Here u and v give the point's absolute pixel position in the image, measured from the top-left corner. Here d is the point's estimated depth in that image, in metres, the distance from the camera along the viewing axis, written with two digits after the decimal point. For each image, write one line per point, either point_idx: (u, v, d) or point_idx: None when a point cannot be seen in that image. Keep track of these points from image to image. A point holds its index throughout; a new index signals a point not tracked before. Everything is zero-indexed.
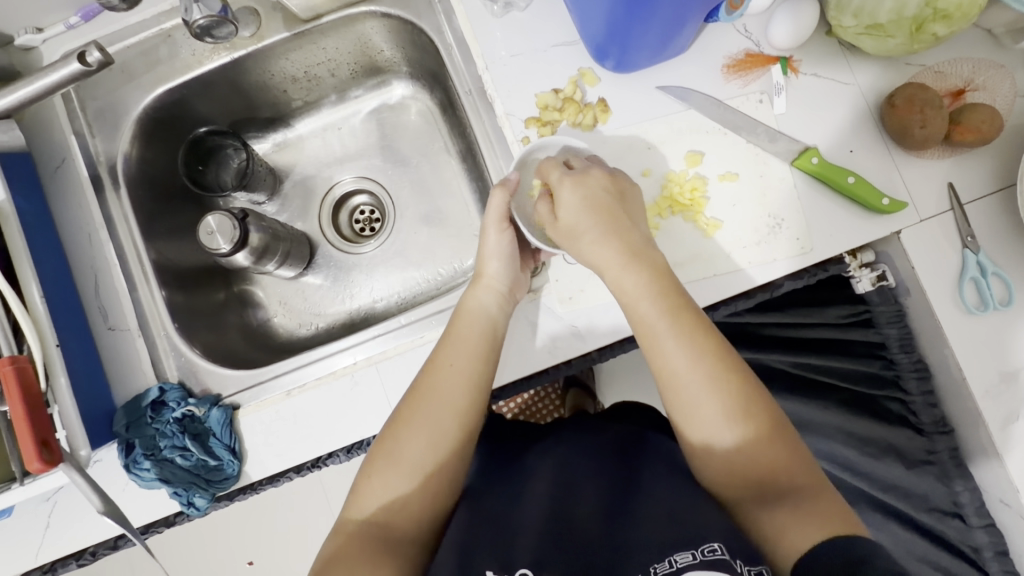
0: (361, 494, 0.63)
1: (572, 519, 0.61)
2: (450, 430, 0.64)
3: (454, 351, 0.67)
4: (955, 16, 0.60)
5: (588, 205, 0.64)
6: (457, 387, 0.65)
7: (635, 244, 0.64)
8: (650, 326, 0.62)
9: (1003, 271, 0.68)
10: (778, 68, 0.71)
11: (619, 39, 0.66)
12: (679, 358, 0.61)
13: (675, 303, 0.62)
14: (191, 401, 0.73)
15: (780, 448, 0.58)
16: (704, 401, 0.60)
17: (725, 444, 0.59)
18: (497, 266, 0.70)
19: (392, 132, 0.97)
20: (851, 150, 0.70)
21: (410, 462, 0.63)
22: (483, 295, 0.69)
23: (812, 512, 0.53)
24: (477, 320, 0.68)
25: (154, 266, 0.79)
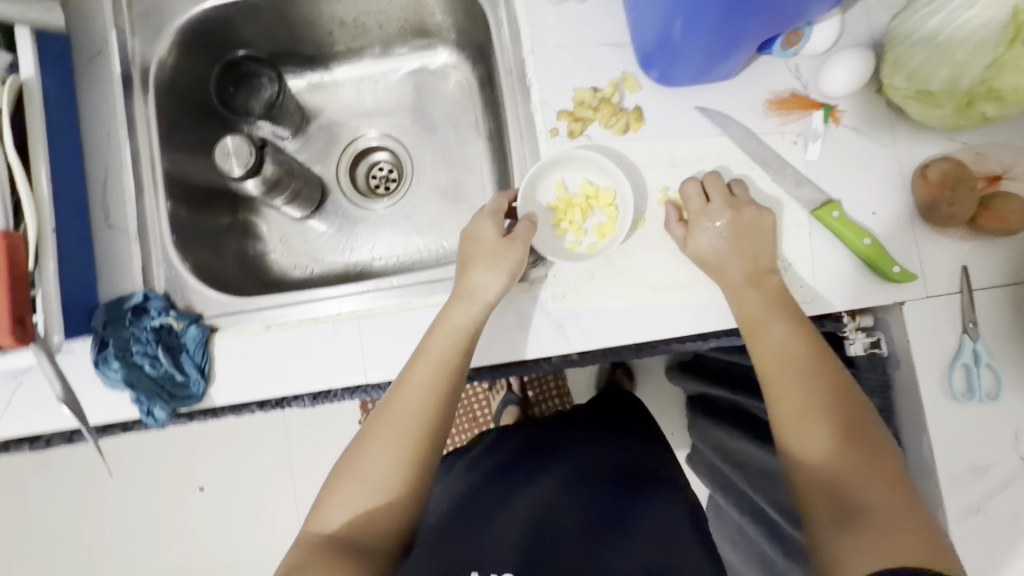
0: (326, 508, 0.62)
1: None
2: (415, 438, 0.63)
3: (425, 367, 0.66)
4: (1007, 99, 0.58)
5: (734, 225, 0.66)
6: (423, 398, 0.65)
7: (757, 260, 0.66)
8: (755, 316, 0.64)
9: (996, 364, 0.67)
10: (820, 114, 0.70)
11: (669, 50, 0.65)
12: (787, 349, 0.62)
13: (787, 305, 0.64)
14: (171, 313, 0.74)
15: (881, 461, 0.55)
16: (800, 392, 0.59)
17: (817, 440, 0.57)
18: (489, 280, 0.68)
19: (427, 97, 0.97)
20: (873, 212, 0.69)
21: (373, 478, 0.62)
22: (460, 310, 0.68)
23: (890, 532, 0.50)
24: (452, 334, 0.67)
25: (165, 176, 0.79)
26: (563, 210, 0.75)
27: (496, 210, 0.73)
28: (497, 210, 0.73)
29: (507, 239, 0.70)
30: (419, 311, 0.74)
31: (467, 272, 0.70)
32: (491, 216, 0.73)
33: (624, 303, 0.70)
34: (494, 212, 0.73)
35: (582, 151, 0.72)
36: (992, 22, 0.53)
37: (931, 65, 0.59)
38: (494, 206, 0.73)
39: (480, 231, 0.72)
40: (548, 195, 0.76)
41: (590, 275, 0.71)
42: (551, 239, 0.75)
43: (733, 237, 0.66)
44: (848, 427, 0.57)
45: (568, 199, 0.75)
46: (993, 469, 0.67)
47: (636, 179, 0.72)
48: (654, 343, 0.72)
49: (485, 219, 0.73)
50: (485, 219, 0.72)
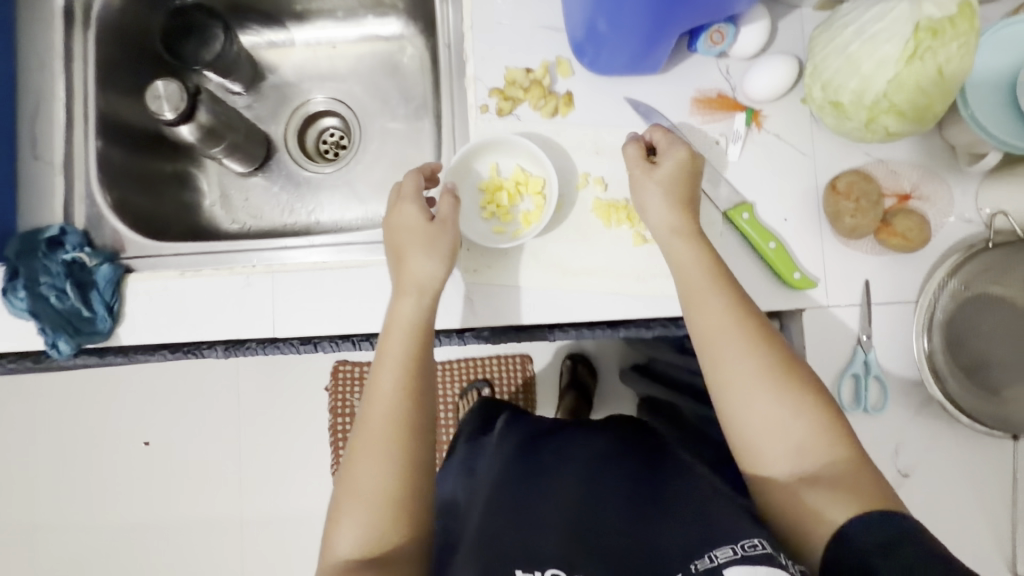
0: (335, 533, 0.58)
1: (595, 523, 0.59)
2: (398, 439, 0.60)
3: (389, 369, 0.62)
4: (907, 115, 0.59)
5: (670, 183, 0.65)
6: (393, 397, 0.61)
7: (689, 216, 0.64)
8: (694, 292, 0.62)
9: (884, 377, 0.69)
10: (742, 116, 0.71)
11: (595, 37, 0.66)
12: (727, 324, 0.60)
13: (721, 271, 0.62)
14: (86, 250, 0.74)
15: (829, 415, 0.57)
16: (745, 366, 0.58)
17: (769, 411, 0.57)
18: (429, 263, 0.64)
19: (382, 66, 0.97)
20: (785, 218, 0.70)
21: (368, 491, 0.58)
22: (399, 302, 0.64)
23: (849, 485, 0.53)
24: (406, 329, 0.63)
25: (98, 114, 0.79)
26: (491, 191, 0.74)
27: (415, 196, 0.68)
28: (418, 197, 0.68)
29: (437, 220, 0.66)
30: (332, 272, 0.74)
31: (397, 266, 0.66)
32: (411, 202, 0.67)
33: (534, 282, 0.72)
34: (413, 200, 0.67)
35: (510, 130, 0.73)
36: (896, 37, 0.55)
37: (841, 76, 0.60)
38: (412, 189, 0.68)
39: (403, 220, 0.67)
40: (479, 176, 0.75)
41: (504, 254, 0.72)
42: (477, 222, 0.74)
43: (671, 189, 0.65)
44: (794, 389, 0.57)
45: (497, 182, 0.74)
46: None
47: (560, 164, 0.73)
48: (564, 327, 0.75)
49: (406, 209, 0.67)
50: (408, 208, 0.67)
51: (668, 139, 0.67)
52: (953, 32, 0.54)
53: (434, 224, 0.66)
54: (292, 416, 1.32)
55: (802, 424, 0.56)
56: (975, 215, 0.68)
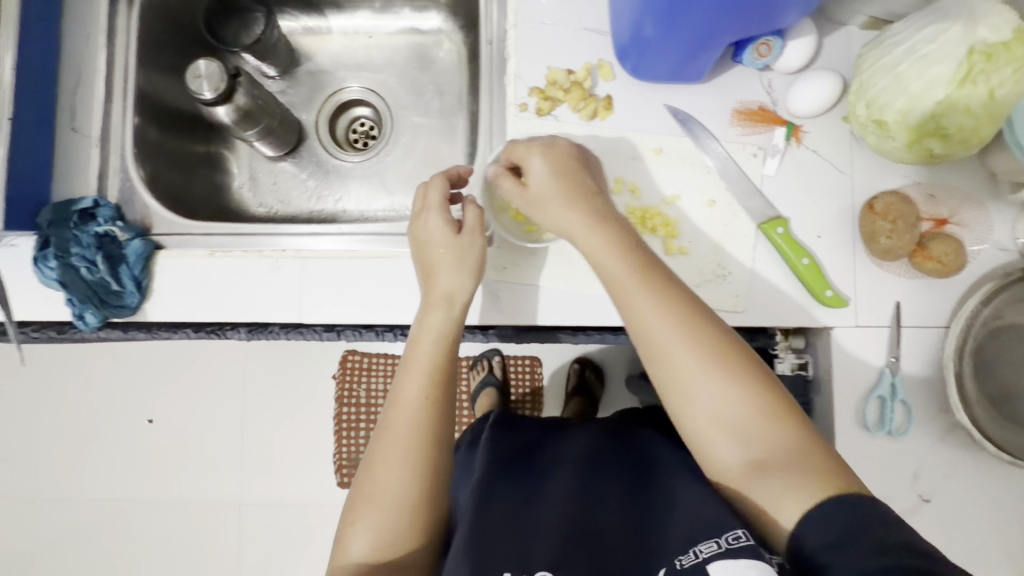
0: (348, 536, 0.57)
1: (591, 528, 0.55)
2: (420, 447, 0.58)
3: (416, 377, 0.60)
4: (953, 137, 0.59)
5: (552, 189, 0.60)
6: (415, 403, 0.59)
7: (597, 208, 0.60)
8: (621, 286, 0.57)
9: (910, 401, 0.68)
10: (782, 131, 0.71)
11: (641, 43, 0.65)
12: (660, 321, 0.55)
13: (648, 259, 0.58)
14: (118, 224, 0.74)
15: (768, 399, 0.53)
16: (681, 365, 0.54)
17: (712, 410, 0.53)
18: (458, 278, 0.63)
19: (418, 60, 0.97)
20: (819, 235, 0.70)
21: (389, 496, 0.57)
22: (428, 311, 0.62)
23: (803, 471, 0.50)
24: (435, 341, 0.61)
25: (137, 90, 0.79)
26: None
27: (440, 207, 0.65)
28: (442, 209, 0.65)
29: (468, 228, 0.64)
30: (362, 261, 0.74)
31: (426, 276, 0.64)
32: (439, 214, 0.65)
33: (563, 284, 0.72)
34: (436, 211, 0.65)
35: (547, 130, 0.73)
36: (950, 57, 0.55)
37: (888, 94, 0.60)
38: (437, 198, 0.65)
39: (431, 233, 0.65)
40: None
41: (534, 253, 0.72)
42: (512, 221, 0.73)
43: (560, 200, 0.60)
44: (732, 375, 0.53)
45: None
46: (890, 503, 0.68)
47: None
48: (588, 331, 0.81)
49: (431, 222, 0.65)
50: (435, 220, 0.65)
51: (525, 150, 0.62)
52: (1007, 56, 0.53)
53: (461, 236, 0.64)
54: (300, 401, 1.32)
55: (750, 414, 0.52)
56: (1011, 244, 0.68)
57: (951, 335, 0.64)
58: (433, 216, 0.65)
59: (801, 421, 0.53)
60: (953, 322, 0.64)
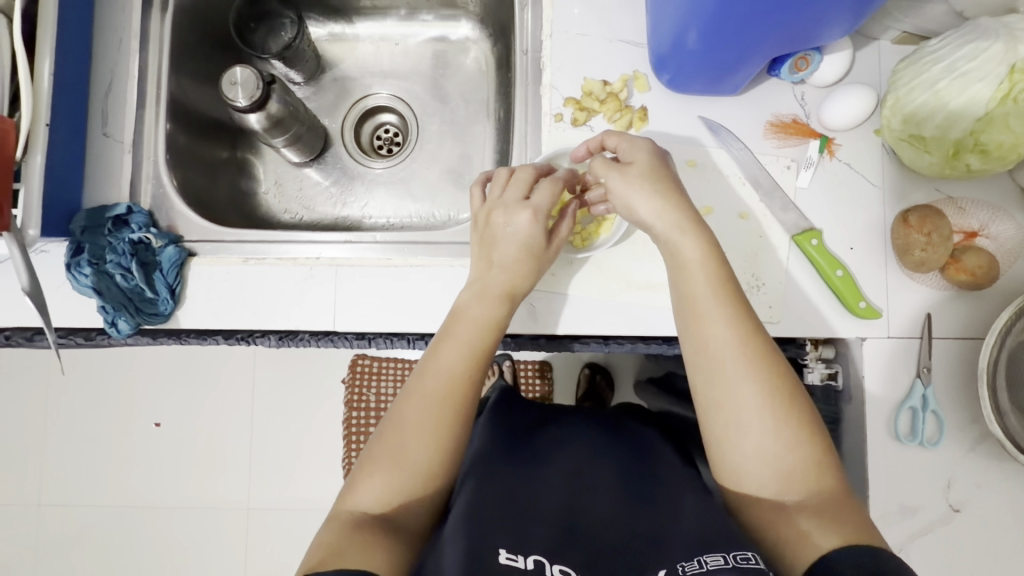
0: (358, 485, 0.56)
1: (589, 520, 0.59)
2: (452, 430, 0.58)
3: (453, 349, 0.62)
4: (992, 154, 0.60)
5: (648, 172, 0.62)
6: (459, 392, 0.60)
7: (684, 204, 0.61)
8: (694, 302, 0.58)
9: (941, 411, 0.69)
10: (816, 144, 0.71)
11: (681, 56, 0.66)
12: (732, 346, 0.56)
13: (720, 260, 0.60)
14: (151, 231, 0.74)
15: (813, 432, 0.54)
16: (741, 389, 0.55)
17: (760, 435, 0.54)
18: (527, 280, 0.66)
19: (444, 68, 0.97)
20: (851, 247, 0.71)
21: (413, 461, 0.56)
22: (479, 304, 0.64)
23: (835, 518, 0.50)
24: (479, 325, 0.64)
25: (169, 96, 0.79)
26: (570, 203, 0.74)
27: (513, 203, 0.67)
28: (519, 206, 0.66)
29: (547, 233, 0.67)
30: (397, 269, 0.74)
31: (486, 272, 0.66)
32: (534, 213, 0.66)
33: (598, 294, 0.72)
34: (515, 209, 0.66)
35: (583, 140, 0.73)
36: (992, 75, 0.56)
37: (926, 110, 0.61)
38: (543, 201, 0.66)
39: (521, 230, 0.65)
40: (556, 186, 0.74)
41: (569, 262, 0.72)
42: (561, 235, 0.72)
43: (647, 187, 0.61)
44: (782, 397, 0.55)
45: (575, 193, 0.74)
46: (921, 512, 0.69)
47: None
48: (619, 340, 0.76)
49: (509, 218, 0.66)
50: (516, 217, 0.66)
51: (627, 139, 0.65)
52: None
53: (548, 248, 0.67)
54: (317, 406, 1.32)
55: (791, 451, 0.53)
56: None
57: (985, 346, 0.65)
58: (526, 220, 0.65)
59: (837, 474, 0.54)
60: (989, 334, 0.65)
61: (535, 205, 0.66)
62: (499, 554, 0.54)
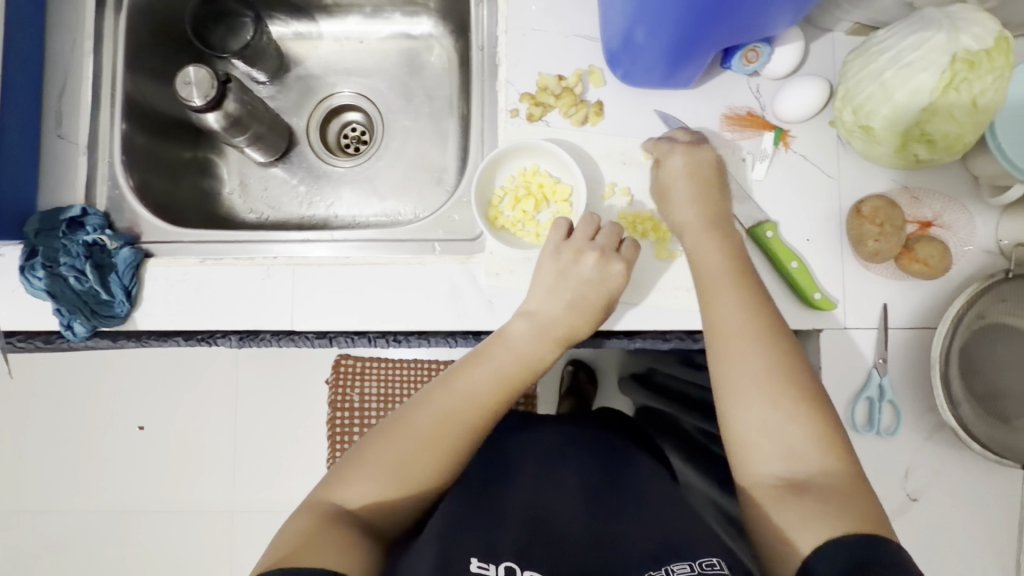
0: (347, 482, 0.55)
1: (557, 523, 0.60)
2: (446, 428, 0.59)
3: (484, 372, 0.62)
4: (938, 143, 0.60)
5: (695, 173, 0.67)
6: (463, 396, 0.61)
7: (715, 211, 0.66)
8: (713, 282, 0.62)
9: (897, 401, 0.70)
10: (771, 136, 0.71)
11: (632, 50, 0.66)
12: (743, 319, 0.59)
13: (744, 271, 0.62)
14: (106, 232, 0.74)
15: (829, 429, 0.54)
16: (750, 359, 0.57)
17: (771, 412, 0.54)
18: (586, 324, 0.67)
19: (408, 64, 0.97)
20: (808, 239, 0.71)
21: (398, 459, 0.57)
22: (532, 340, 0.65)
23: (837, 504, 0.49)
24: (520, 355, 0.64)
25: (125, 97, 0.79)
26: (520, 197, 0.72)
27: (585, 241, 0.68)
28: (592, 244, 0.67)
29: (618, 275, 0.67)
30: (355, 268, 0.73)
31: (542, 305, 0.67)
32: (604, 257, 0.67)
33: None
34: (590, 248, 0.67)
35: (539, 135, 0.73)
36: (935, 65, 0.56)
37: (874, 101, 0.60)
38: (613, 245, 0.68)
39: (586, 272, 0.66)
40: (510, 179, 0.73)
41: (526, 258, 0.72)
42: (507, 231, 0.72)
43: (693, 188, 0.67)
44: (794, 389, 0.55)
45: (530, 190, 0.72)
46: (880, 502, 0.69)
47: (588, 172, 0.72)
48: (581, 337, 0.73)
49: (589, 260, 0.66)
50: (591, 260, 0.66)
51: (667, 147, 0.69)
52: (988, 64, 0.55)
53: (617, 296, 0.68)
54: (294, 406, 1.32)
55: (800, 431, 0.54)
56: (994, 245, 0.70)
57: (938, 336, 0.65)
58: (594, 263, 0.66)
59: (847, 466, 0.53)
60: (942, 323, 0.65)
61: (601, 247, 0.67)
62: (470, 563, 0.54)
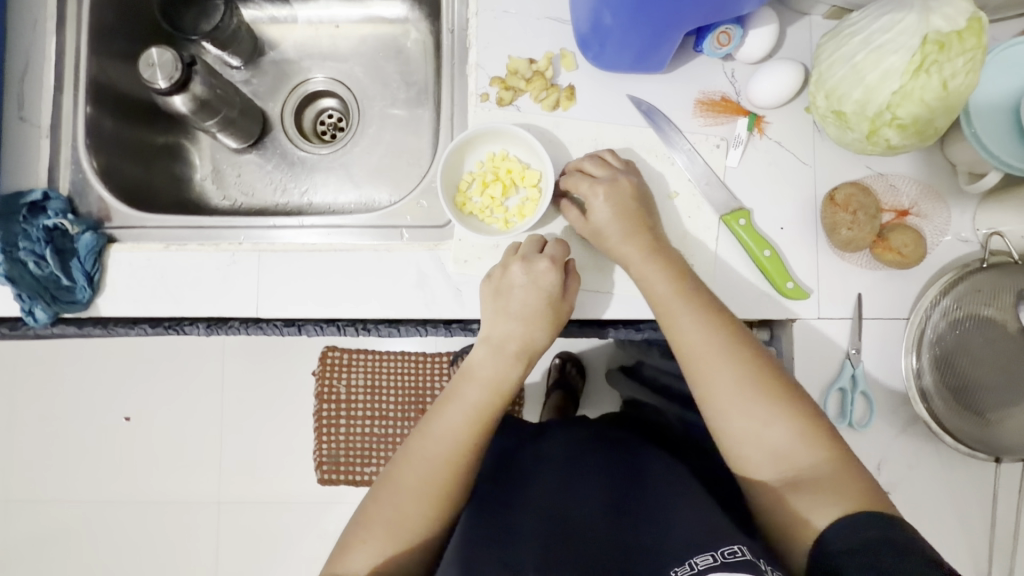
0: (350, 551, 0.59)
1: (578, 530, 0.60)
2: (434, 477, 0.61)
3: (457, 410, 0.64)
4: (910, 128, 0.59)
5: (625, 211, 0.65)
6: (443, 442, 0.62)
7: (644, 222, 0.66)
8: (667, 306, 0.62)
9: (870, 393, 0.68)
10: (745, 122, 0.70)
11: (601, 33, 0.64)
12: (699, 336, 0.60)
13: (691, 284, 0.63)
14: (68, 217, 0.72)
15: (807, 422, 0.56)
16: (720, 375, 0.58)
17: (751, 421, 0.56)
18: (541, 334, 0.66)
19: (384, 49, 0.95)
20: (782, 227, 0.70)
21: (402, 514, 0.60)
22: (491, 363, 0.65)
23: (833, 486, 0.53)
24: (488, 385, 0.65)
25: (88, 79, 0.77)
26: (487, 181, 0.71)
27: (529, 254, 0.66)
28: (537, 256, 0.66)
29: (559, 267, 0.66)
30: (321, 255, 0.72)
31: (498, 324, 0.66)
32: (543, 268, 0.65)
33: None
34: (533, 260, 0.65)
35: (509, 120, 0.71)
36: (904, 48, 0.54)
37: (845, 84, 0.59)
38: (558, 254, 0.66)
39: (519, 281, 0.65)
40: (479, 164, 0.73)
41: (496, 245, 0.71)
42: (474, 218, 0.72)
43: (626, 213, 0.65)
44: (766, 389, 0.57)
45: (497, 175, 0.71)
46: None
47: (559, 158, 0.71)
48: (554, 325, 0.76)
49: (527, 271, 0.65)
50: (534, 271, 0.65)
51: (588, 186, 0.66)
52: (960, 46, 0.53)
53: (563, 299, 0.66)
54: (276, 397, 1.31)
55: (779, 433, 0.56)
56: (971, 235, 0.68)
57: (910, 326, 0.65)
58: (524, 277, 0.65)
59: (831, 445, 0.55)
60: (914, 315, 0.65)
61: (551, 257, 0.66)
62: None
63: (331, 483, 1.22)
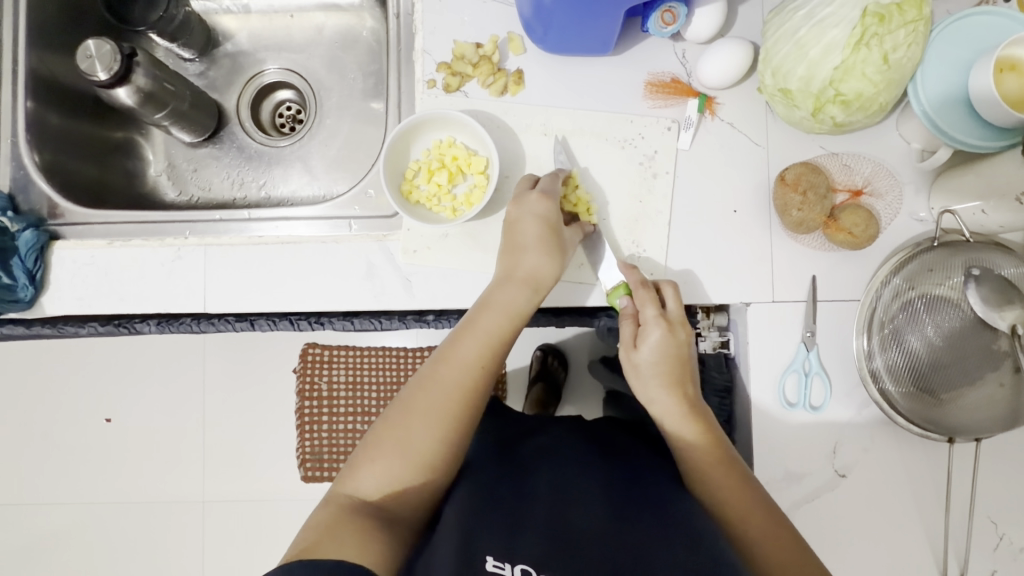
0: (359, 471, 0.58)
1: (573, 517, 0.57)
2: (453, 408, 0.60)
3: (472, 341, 0.63)
4: (853, 104, 0.58)
5: (670, 355, 0.64)
6: (462, 376, 0.61)
7: (687, 390, 0.64)
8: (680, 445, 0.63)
9: (826, 374, 0.68)
10: (695, 103, 0.68)
11: (543, 15, 0.63)
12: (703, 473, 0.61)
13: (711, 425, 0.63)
14: (7, 214, 0.72)
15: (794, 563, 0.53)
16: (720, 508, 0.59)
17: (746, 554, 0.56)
18: (549, 262, 0.64)
19: (341, 37, 0.93)
20: (734, 210, 0.69)
21: (416, 447, 0.58)
22: (504, 290, 0.64)
23: None
24: (504, 312, 0.64)
25: (28, 73, 0.76)
26: (433, 168, 0.70)
27: (522, 192, 0.66)
28: (528, 192, 0.66)
29: (546, 196, 0.65)
30: (266, 248, 0.71)
31: (508, 257, 0.65)
32: (539, 200, 0.65)
33: (472, 266, 0.70)
34: (526, 196, 0.65)
35: (456, 106, 0.70)
36: (844, 21, 0.54)
37: (790, 61, 0.58)
38: (548, 185, 0.65)
39: (523, 212, 0.65)
40: (426, 151, 0.72)
41: (444, 235, 0.70)
42: (423, 208, 0.71)
43: (669, 369, 0.64)
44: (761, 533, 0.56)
45: (442, 162, 0.70)
46: (809, 479, 0.68)
47: (507, 145, 0.70)
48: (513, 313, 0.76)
49: (524, 207, 0.65)
50: (529, 204, 0.65)
51: (649, 315, 0.64)
52: (900, 18, 0.52)
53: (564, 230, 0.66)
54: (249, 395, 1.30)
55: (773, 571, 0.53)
56: (927, 214, 0.67)
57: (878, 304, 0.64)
58: (522, 206, 0.65)
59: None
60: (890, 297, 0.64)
61: (542, 189, 0.65)
62: (487, 562, 0.52)
63: (316, 480, 1.15)
